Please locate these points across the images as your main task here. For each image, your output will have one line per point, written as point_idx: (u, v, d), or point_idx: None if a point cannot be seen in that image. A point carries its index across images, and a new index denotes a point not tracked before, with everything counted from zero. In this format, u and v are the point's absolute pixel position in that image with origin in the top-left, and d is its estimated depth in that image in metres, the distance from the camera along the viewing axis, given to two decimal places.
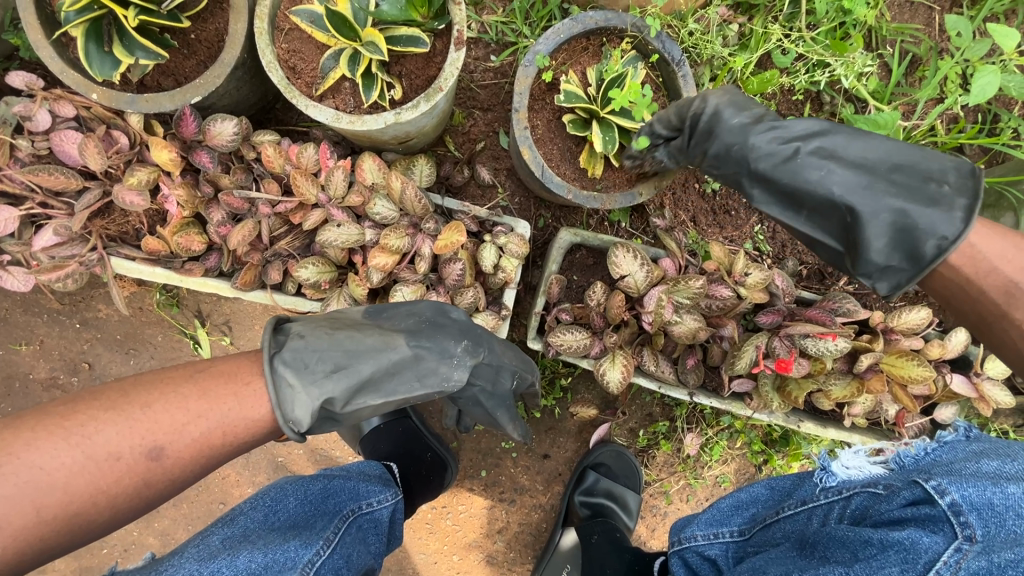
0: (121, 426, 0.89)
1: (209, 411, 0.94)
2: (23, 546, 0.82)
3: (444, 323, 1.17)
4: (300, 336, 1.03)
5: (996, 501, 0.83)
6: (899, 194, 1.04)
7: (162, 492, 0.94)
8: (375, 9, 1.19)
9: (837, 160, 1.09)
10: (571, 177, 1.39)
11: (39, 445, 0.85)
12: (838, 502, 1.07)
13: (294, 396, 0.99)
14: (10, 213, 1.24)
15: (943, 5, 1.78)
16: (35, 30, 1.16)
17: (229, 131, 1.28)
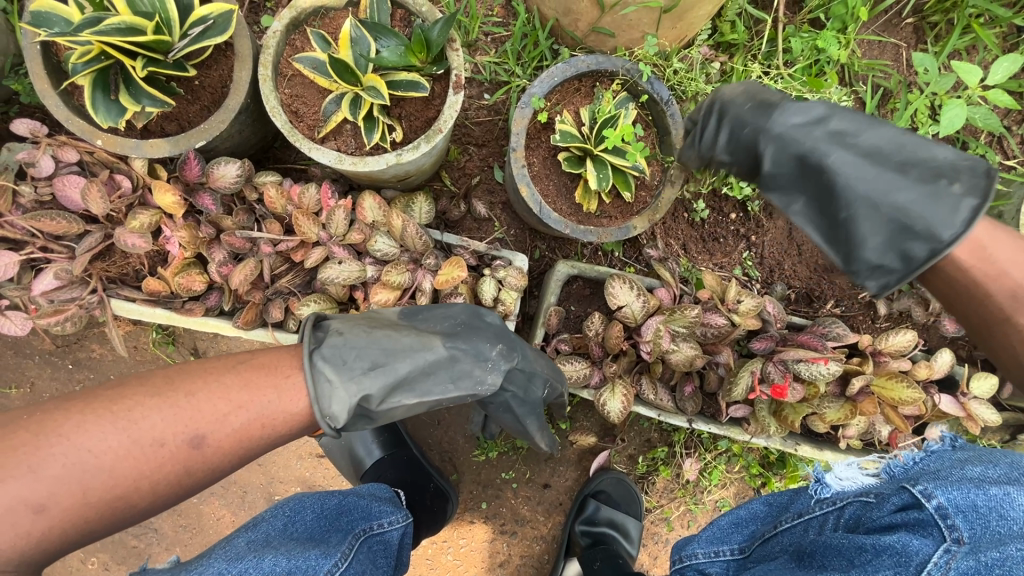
0: (166, 412, 0.90)
1: (250, 402, 0.95)
2: (74, 519, 0.84)
3: (479, 326, 1.19)
4: (341, 337, 1.06)
5: (980, 502, 0.83)
6: (916, 180, 1.02)
7: (201, 480, 0.94)
8: (375, 56, 1.23)
9: (855, 140, 1.06)
10: (567, 212, 1.43)
11: (91, 425, 0.86)
12: (833, 513, 1.09)
13: (332, 391, 1.01)
14: (10, 258, 1.24)
15: (909, 42, 1.90)
16: (41, 79, 1.18)
17: (232, 173, 1.30)
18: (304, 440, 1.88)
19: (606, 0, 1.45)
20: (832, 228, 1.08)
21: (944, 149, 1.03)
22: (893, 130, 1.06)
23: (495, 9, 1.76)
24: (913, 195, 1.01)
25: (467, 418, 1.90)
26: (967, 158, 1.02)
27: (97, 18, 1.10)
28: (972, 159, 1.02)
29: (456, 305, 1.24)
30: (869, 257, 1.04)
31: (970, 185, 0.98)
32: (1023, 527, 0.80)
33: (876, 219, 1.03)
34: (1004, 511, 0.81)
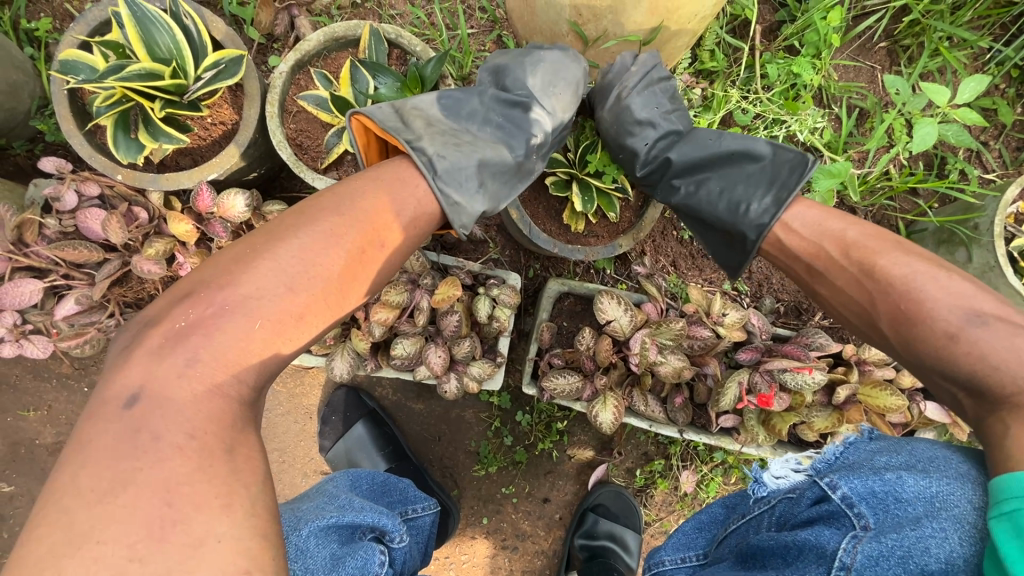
0: (288, 257, 0.88)
1: (396, 207, 1.00)
2: (274, 355, 0.83)
3: (514, 114, 1.24)
4: (443, 158, 1.08)
5: (878, 488, 0.86)
6: (728, 203, 1.27)
7: (374, 283, 0.99)
8: (374, 93, 1.35)
9: (693, 165, 1.32)
10: (557, 232, 1.52)
11: (252, 271, 0.85)
12: (767, 511, 1.11)
13: (463, 207, 1.09)
14: (35, 285, 1.32)
15: (883, 65, 2.00)
16: (68, 120, 1.28)
17: (240, 204, 1.37)
18: (309, 458, 1.93)
19: (590, 36, 1.56)
20: (698, 229, 1.38)
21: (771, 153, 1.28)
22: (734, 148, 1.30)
23: (487, 45, 1.88)
24: (728, 211, 1.27)
25: (466, 433, 1.95)
26: (789, 158, 1.25)
27: (120, 65, 1.21)
28: (791, 159, 1.25)
29: (481, 96, 1.25)
30: (718, 252, 1.36)
31: (779, 187, 1.23)
32: (916, 509, 0.81)
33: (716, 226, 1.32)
34: (897, 494, 0.84)
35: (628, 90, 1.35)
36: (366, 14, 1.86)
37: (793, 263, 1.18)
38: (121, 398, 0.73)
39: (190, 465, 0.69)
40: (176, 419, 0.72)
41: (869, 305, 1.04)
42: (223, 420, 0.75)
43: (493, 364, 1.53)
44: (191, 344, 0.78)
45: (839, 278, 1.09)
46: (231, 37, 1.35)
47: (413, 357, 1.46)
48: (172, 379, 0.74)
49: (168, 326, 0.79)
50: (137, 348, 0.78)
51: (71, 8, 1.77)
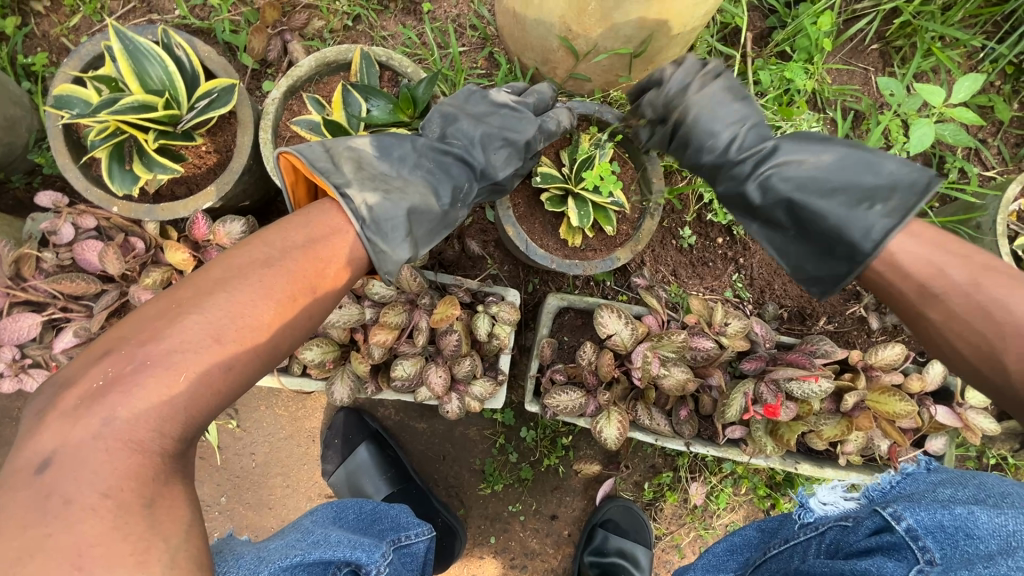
0: (215, 308, 0.88)
1: (327, 256, 1.00)
2: (197, 410, 0.84)
3: (449, 163, 1.25)
4: (371, 206, 1.06)
5: (947, 522, 0.86)
6: (844, 200, 1.08)
7: (306, 332, 0.99)
8: (366, 115, 1.35)
9: (794, 166, 1.15)
10: (554, 247, 1.51)
11: (176, 327, 0.85)
12: (815, 537, 1.13)
13: (387, 256, 1.07)
14: (33, 319, 1.32)
15: (876, 67, 2.00)
16: (63, 155, 1.30)
17: (237, 231, 1.37)
18: (313, 482, 1.91)
19: (580, 50, 1.56)
20: (777, 244, 1.20)
21: (892, 168, 1.08)
22: (841, 151, 1.13)
23: (479, 62, 1.89)
24: (843, 214, 1.08)
25: (471, 451, 1.93)
26: (913, 173, 1.06)
27: (113, 98, 1.22)
28: (914, 176, 1.06)
29: (415, 141, 1.22)
30: (805, 263, 1.17)
31: (899, 204, 1.04)
32: (989, 546, 0.80)
33: (811, 236, 1.14)
34: (968, 530, 0.84)
35: (707, 87, 1.26)
36: (357, 36, 1.87)
37: (899, 283, 1.04)
38: (34, 463, 0.74)
39: (106, 522, 0.71)
40: (90, 480, 0.73)
41: (997, 337, 0.93)
42: (144, 477, 0.76)
43: (494, 383, 1.51)
44: (106, 403, 0.78)
45: (960, 304, 0.98)
46: (223, 65, 1.36)
47: (413, 378, 1.45)
48: (87, 440, 0.75)
49: (84, 386, 0.80)
50: (53, 409, 0.78)
51: (67, 42, 1.80)
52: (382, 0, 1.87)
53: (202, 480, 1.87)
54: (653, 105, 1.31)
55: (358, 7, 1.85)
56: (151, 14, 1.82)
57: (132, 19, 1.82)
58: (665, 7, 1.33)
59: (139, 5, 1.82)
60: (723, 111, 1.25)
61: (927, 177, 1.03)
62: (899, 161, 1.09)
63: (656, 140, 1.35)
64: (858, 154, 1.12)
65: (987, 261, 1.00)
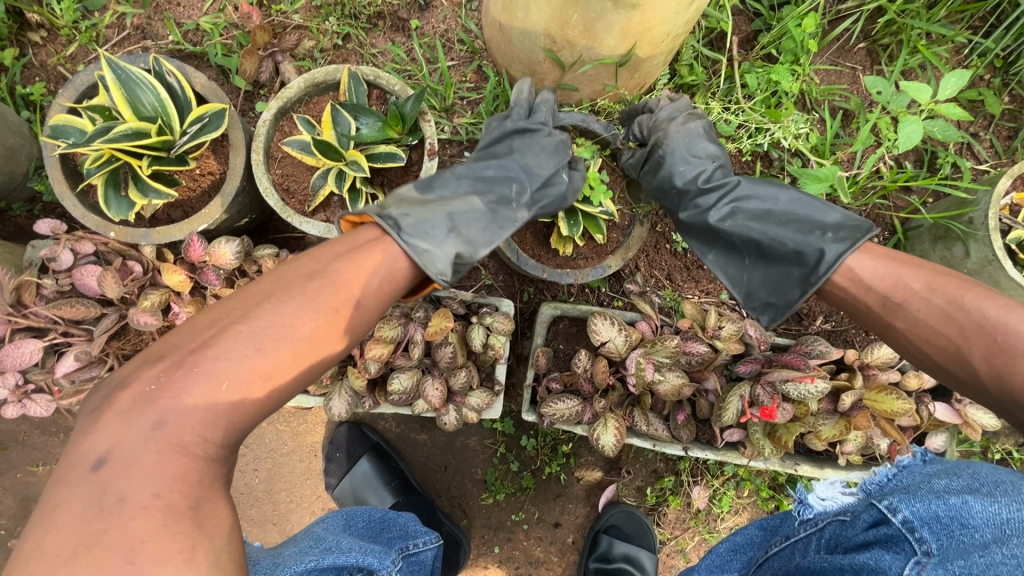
0: (268, 318, 0.91)
1: (372, 269, 1.02)
2: (244, 416, 0.85)
3: (488, 177, 1.31)
4: (409, 215, 1.11)
5: (941, 512, 0.86)
6: (795, 231, 1.23)
7: (349, 344, 1.00)
8: (356, 133, 1.38)
9: (751, 205, 1.31)
10: (545, 256, 1.53)
11: (228, 336, 0.87)
12: (815, 533, 1.12)
13: (433, 255, 1.09)
14: (35, 345, 1.34)
15: (864, 65, 2.01)
16: (60, 183, 1.32)
17: (232, 251, 1.39)
18: (316, 496, 1.92)
19: (566, 61, 1.58)
20: (737, 270, 1.33)
21: (838, 215, 1.23)
22: (790, 194, 1.30)
23: (468, 75, 1.92)
24: (795, 239, 1.22)
25: (472, 461, 1.93)
26: (854, 220, 1.21)
27: (107, 127, 1.25)
28: (856, 221, 1.21)
29: (454, 168, 1.31)
30: (755, 290, 1.30)
31: (845, 236, 1.17)
32: (984, 536, 0.80)
33: (764, 266, 1.28)
34: (963, 519, 0.83)
35: (690, 122, 1.45)
36: (348, 55, 1.90)
37: (865, 295, 1.13)
38: (88, 461, 0.75)
39: (155, 522, 0.72)
40: (142, 480, 0.74)
41: (960, 339, 1.00)
42: (190, 479, 0.77)
43: (491, 393, 1.52)
44: (157, 407, 0.80)
45: (922, 310, 1.06)
46: (215, 91, 1.39)
47: (410, 391, 1.47)
48: (139, 442, 0.77)
49: (136, 388, 0.81)
50: (107, 409, 0.80)
51: (64, 71, 1.84)
52: (371, 19, 1.90)
53: None
54: (641, 126, 1.52)
55: (348, 26, 1.89)
56: (145, 41, 1.87)
57: (127, 46, 1.86)
58: (647, 17, 1.34)
59: (133, 32, 1.86)
60: (699, 147, 1.41)
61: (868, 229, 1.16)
62: (843, 210, 1.25)
63: (633, 161, 1.47)
64: (809, 201, 1.28)
65: (936, 268, 1.09)
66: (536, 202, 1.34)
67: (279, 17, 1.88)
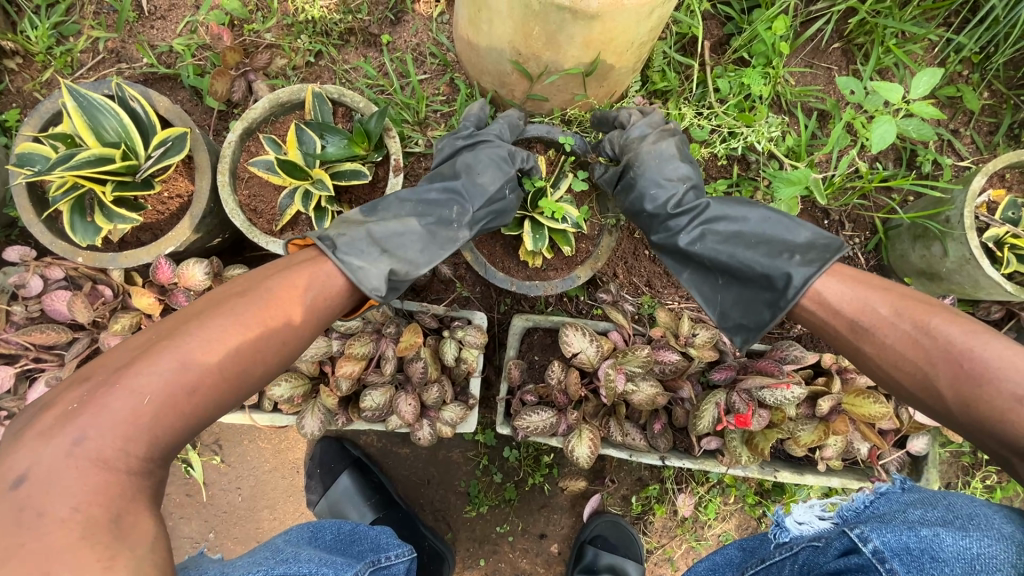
0: (198, 332, 0.92)
1: (305, 283, 1.04)
2: (169, 428, 0.86)
3: (434, 197, 1.29)
4: (344, 234, 1.13)
5: (913, 545, 0.91)
6: (765, 252, 1.21)
7: (282, 359, 1.01)
8: (321, 152, 1.38)
9: (723, 223, 1.28)
10: (514, 268, 1.54)
11: (154, 352, 0.88)
12: (788, 558, 1.15)
13: (365, 271, 1.11)
14: (6, 371, 1.36)
15: (839, 65, 2.00)
16: (27, 211, 1.33)
17: (201, 273, 1.40)
18: (300, 513, 1.92)
19: (532, 72, 1.58)
20: (709, 292, 1.29)
21: (809, 232, 1.21)
22: (765, 212, 1.26)
23: (441, 88, 1.92)
24: (763, 260, 1.20)
25: (455, 473, 1.92)
26: (824, 237, 1.19)
27: (70, 154, 1.25)
28: (827, 239, 1.19)
29: (398, 192, 1.28)
30: (728, 309, 1.27)
31: (815, 257, 1.16)
32: (953, 569, 0.84)
33: (736, 284, 1.25)
34: (934, 552, 0.87)
35: (661, 140, 1.42)
36: (321, 71, 1.91)
37: (832, 318, 1.13)
38: (6, 479, 0.75)
39: (73, 535, 0.73)
40: (61, 494, 0.75)
41: (926, 364, 1.02)
42: (113, 491, 0.78)
43: (465, 407, 1.52)
44: (80, 422, 0.80)
45: (890, 336, 1.07)
46: (180, 114, 1.40)
47: (383, 408, 1.46)
48: (59, 458, 0.77)
49: (59, 407, 0.81)
50: (28, 428, 0.79)
51: (39, 96, 1.86)
52: (342, 35, 1.91)
53: (190, 517, 1.88)
54: (612, 144, 1.49)
55: (319, 43, 1.90)
56: (120, 64, 1.89)
57: (102, 70, 1.88)
58: (607, 27, 1.33)
59: (108, 56, 1.88)
60: (671, 165, 1.38)
61: (843, 247, 1.15)
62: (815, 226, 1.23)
63: (607, 178, 1.46)
64: (780, 217, 1.25)
65: (903, 291, 1.11)
66: (479, 220, 1.31)
67: (251, 37, 1.89)
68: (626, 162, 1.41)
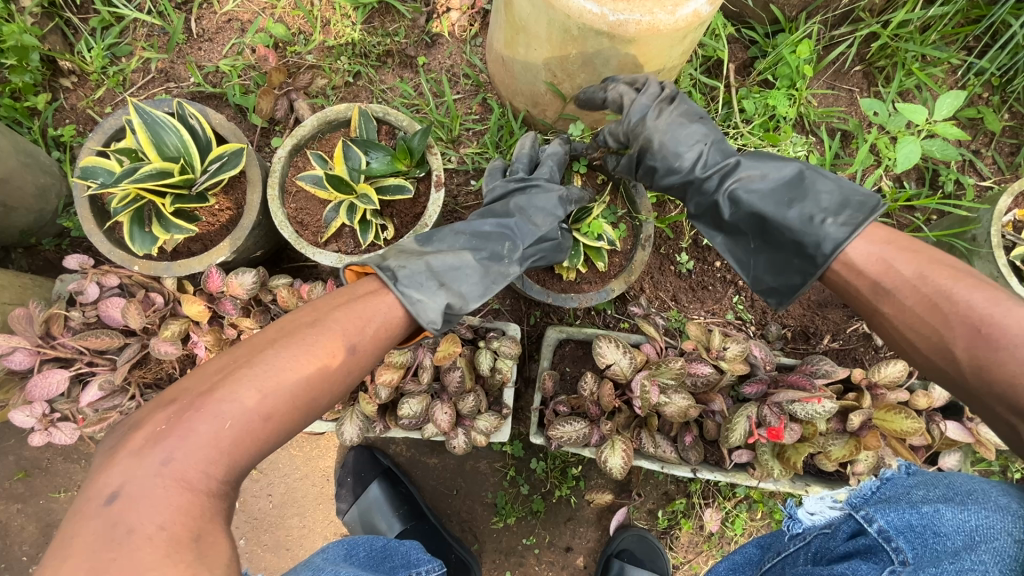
0: (272, 361, 0.95)
1: (371, 313, 1.06)
2: (245, 452, 0.90)
3: (487, 232, 1.30)
4: (405, 266, 1.14)
5: (915, 521, 0.86)
6: (799, 214, 1.21)
7: (348, 385, 1.04)
8: (366, 168, 1.43)
9: (758, 181, 1.28)
10: (550, 281, 1.60)
11: (233, 379, 0.91)
12: (803, 547, 1.11)
13: (424, 305, 1.11)
14: (61, 375, 1.39)
15: (861, 87, 2.04)
16: (89, 221, 1.41)
17: (248, 281, 1.44)
18: (329, 521, 1.95)
19: (566, 93, 1.64)
20: (743, 256, 1.35)
21: (842, 190, 1.20)
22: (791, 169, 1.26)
23: (474, 107, 1.99)
24: (796, 226, 1.21)
25: (483, 484, 1.94)
26: (860, 195, 1.18)
27: (133, 167, 1.32)
28: (861, 196, 1.19)
29: (454, 221, 1.31)
30: (767, 267, 1.29)
31: (851, 219, 1.16)
32: (954, 542, 0.79)
33: (773, 249, 1.28)
34: (935, 527, 0.83)
35: (662, 113, 1.36)
36: (358, 91, 1.99)
37: (856, 279, 1.13)
38: (101, 496, 0.80)
39: (158, 553, 0.76)
40: (148, 513, 0.79)
41: (944, 328, 0.99)
42: (193, 513, 0.82)
43: (499, 416, 1.55)
44: (166, 445, 0.84)
45: (910, 298, 1.05)
46: (234, 130, 1.47)
47: (420, 416, 1.49)
48: (148, 478, 0.81)
49: (149, 427, 0.86)
50: (122, 446, 0.85)
51: (92, 113, 1.95)
52: (380, 57, 1.99)
53: None
54: (614, 135, 1.43)
55: (358, 64, 1.98)
56: (168, 83, 1.98)
57: (151, 88, 1.97)
58: (642, 51, 1.38)
59: (158, 75, 1.98)
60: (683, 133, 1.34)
61: (882, 204, 1.15)
62: (845, 187, 1.21)
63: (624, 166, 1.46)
64: (812, 174, 1.25)
65: (934, 256, 1.07)
66: (527, 257, 1.35)
67: (293, 58, 1.98)
68: (639, 149, 1.38)
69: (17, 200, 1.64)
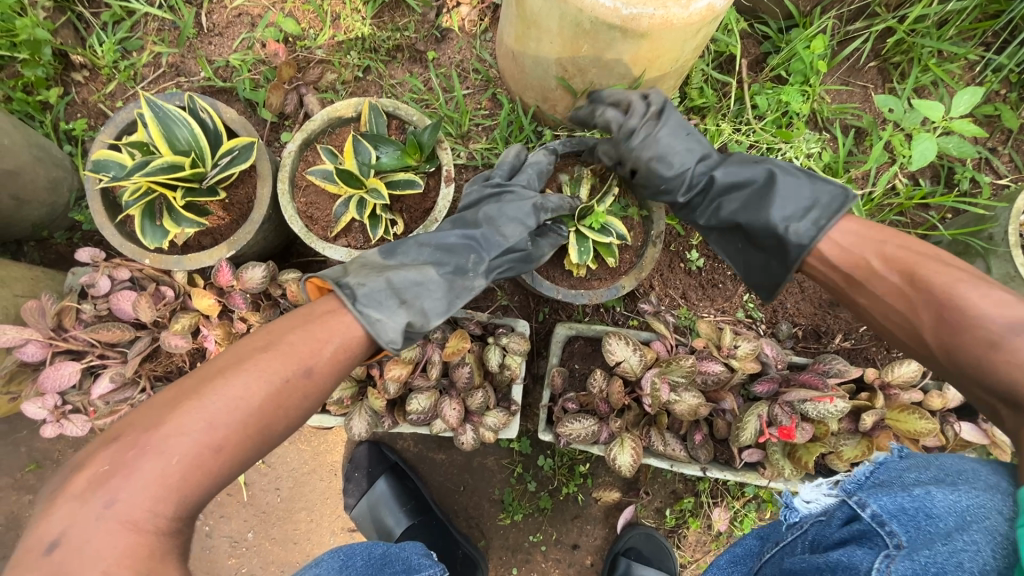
0: (221, 392, 0.93)
1: (325, 336, 1.05)
2: (196, 487, 0.89)
3: (452, 245, 1.29)
4: (364, 284, 1.13)
5: (907, 504, 0.83)
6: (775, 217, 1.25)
7: (304, 411, 1.03)
8: (376, 162, 1.43)
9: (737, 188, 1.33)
10: (559, 277, 1.59)
11: (180, 413, 0.90)
12: (800, 535, 1.07)
13: (383, 324, 1.10)
14: (73, 367, 1.40)
15: (876, 83, 2.02)
16: (100, 214, 1.42)
17: (258, 275, 1.44)
18: (337, 515, 1.95)
19: (577, 88, 1.63)
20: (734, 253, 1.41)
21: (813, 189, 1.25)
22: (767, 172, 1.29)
23: (483, 102, 1.98)
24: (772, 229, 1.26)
25: (490, 480, 1.94)
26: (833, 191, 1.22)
27: (145, 160, 1.32)
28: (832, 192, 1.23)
29: (417, 235, 1.30)
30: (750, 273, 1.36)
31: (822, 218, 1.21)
32: (948, 524, 0.77)
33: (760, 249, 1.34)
34: (928, 510, 0.80)
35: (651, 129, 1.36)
36: (368, 86, 1.99)
37: (832, 275, 1.20)
38: (41, 544, 0.79)
39: None
40: (92, 560, 0.79)
41: (912, 316, 1.07)
42: (142, 554, 0.81)
43: (508, 413, 1.55)
44: (111, 485, 0.83)
45: (879, 287, 1.13)
46: (244, 124, 1.48)
47: (429, 411, 1.49)
48: (91, 521, 0.81)
49: (92, 469, 0.84)
50: (63, 491, 0.83)
51: (103, 107, 1.96)
52: (389, 52, 1.99)
53: (230, 517, 1.92)
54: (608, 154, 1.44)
55: (368, 58, 1.97)
56: (179, 78, 1.98)
57: (162, 83, 1.98)
58: (654, 46, 1.37)
59: (168, 70, 1.98)
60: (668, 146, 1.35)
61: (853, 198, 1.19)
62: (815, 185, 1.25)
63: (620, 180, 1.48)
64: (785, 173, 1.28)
65: (906, 246, 1.13)
66: (492, 269, 1.34)
67: (303, 52, 1.98)
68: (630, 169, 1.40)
69: (30, 194, 1.64)
